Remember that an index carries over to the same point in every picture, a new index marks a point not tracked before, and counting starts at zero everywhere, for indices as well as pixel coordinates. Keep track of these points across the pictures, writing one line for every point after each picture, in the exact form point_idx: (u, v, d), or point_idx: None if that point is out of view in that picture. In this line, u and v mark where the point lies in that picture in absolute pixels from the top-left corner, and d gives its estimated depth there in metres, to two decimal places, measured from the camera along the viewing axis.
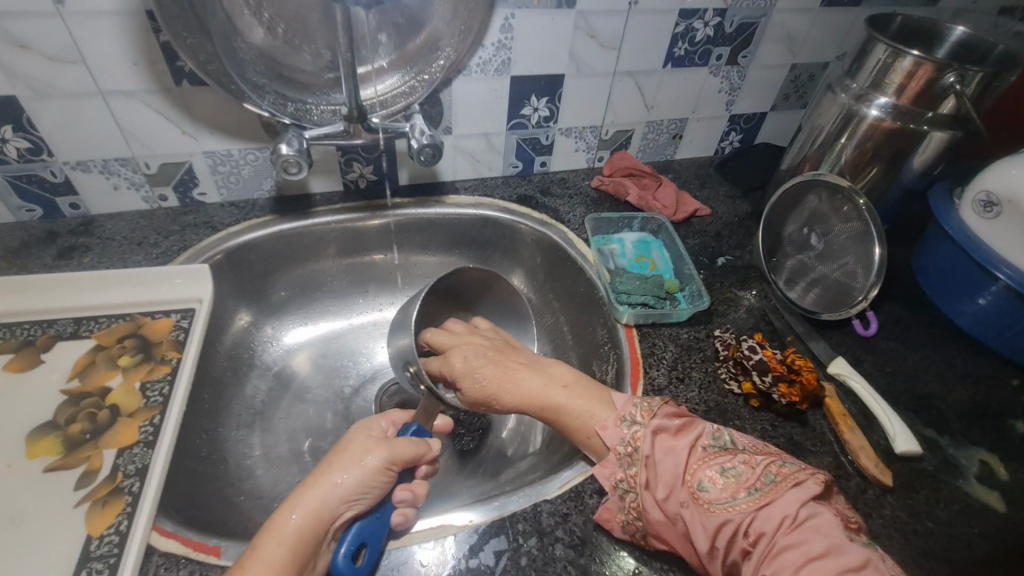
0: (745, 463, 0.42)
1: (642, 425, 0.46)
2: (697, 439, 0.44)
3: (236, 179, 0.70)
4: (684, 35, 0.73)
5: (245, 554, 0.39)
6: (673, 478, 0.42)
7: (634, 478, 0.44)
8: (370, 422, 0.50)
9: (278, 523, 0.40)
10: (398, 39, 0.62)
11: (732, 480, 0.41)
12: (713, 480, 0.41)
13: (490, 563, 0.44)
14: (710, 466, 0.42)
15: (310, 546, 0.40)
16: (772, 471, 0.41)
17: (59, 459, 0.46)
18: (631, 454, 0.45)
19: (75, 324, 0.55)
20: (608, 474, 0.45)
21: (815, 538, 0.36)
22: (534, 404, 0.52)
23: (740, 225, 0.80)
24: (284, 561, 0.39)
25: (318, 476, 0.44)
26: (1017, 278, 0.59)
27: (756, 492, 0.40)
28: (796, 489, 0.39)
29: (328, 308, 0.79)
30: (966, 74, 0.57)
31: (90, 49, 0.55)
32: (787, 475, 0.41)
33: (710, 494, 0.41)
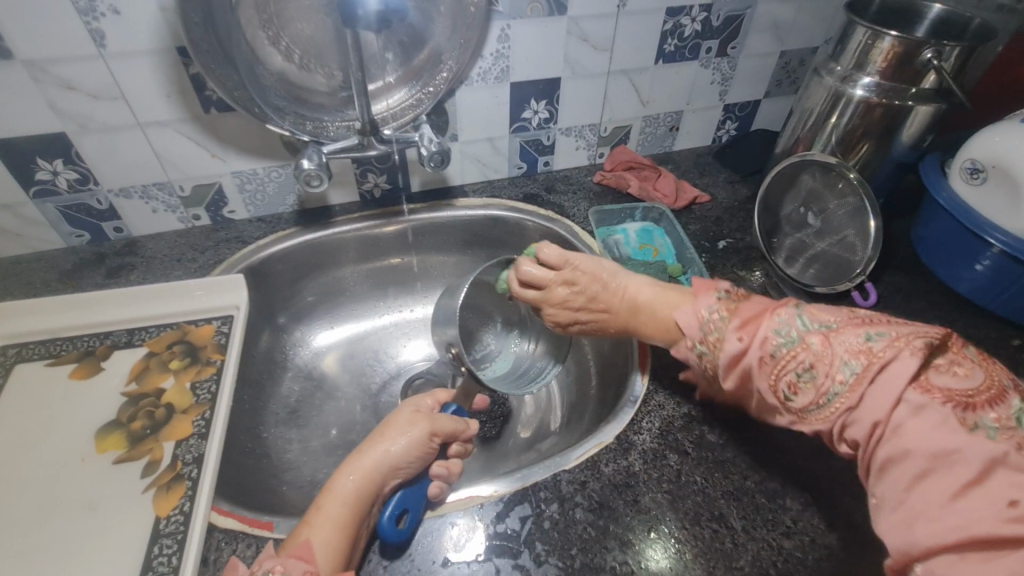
0: (820, 361, 0.41)
1: (706, 356, 0.46)
2: (765, 345, 0.43)
3: (262, 196, 0.76)
4: (673, 31, 0.77)
5: (310, 513, 0.44)
6: (759, 390, 0.44)
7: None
8: (418, 399, 0.56)
9: (337, 484, 0.46)
10: (403, 56, 0.67)
11: (810, 385, 0.41)
12: (793, 389, 0.42)
13: (516, 527, 0.48)
14: (785, 373, 0.42)
15: (364, 506, 0.45)
16: (853, 359, 0.39)
17: (125, 452, 0.51)
18: None
19: (129, 334, 0.61)
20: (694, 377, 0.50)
21: (921, 441, 0.35)
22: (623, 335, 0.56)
23: (740, 209, 0.84)
24: (344, 518, 0.43)
25: (374, 442, 0.49)
26: (1008, 242, 0.60)
27: (841, 395, 0.39)
28: (883, 379, 0.37)
29: (353, 312, 0.84)
30: (943, 49, 0.60)
31: (129, 86, 0.61)
32: (869, 361, 0.38)
33: (796, 406, 0.42)
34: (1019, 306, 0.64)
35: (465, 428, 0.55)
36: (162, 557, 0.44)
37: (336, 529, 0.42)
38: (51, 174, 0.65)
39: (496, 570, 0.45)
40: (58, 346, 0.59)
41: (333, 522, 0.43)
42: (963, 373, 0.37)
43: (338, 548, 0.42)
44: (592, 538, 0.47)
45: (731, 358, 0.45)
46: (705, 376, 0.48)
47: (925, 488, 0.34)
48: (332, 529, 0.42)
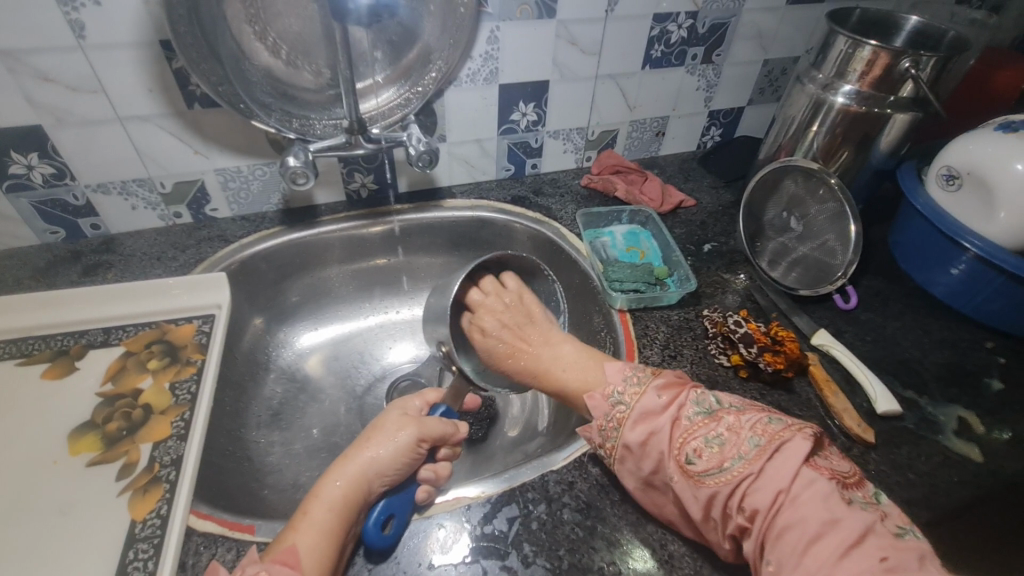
0: (730, 430, 0.44)
1: (628, 406, 0.48)
2: (681, 412, 0.47)
3: (246, 194, 0.75)
4: (660, 38, 0.78)
5: (296, 519, 0.43)
6: (660, 453, 0.45)
7: (610, 448, 0.48)
8: (405, 402, 0.56)
9: (324, 491, 0.45)
10: (392, 56, 0.66)
11: (716, 451, 0.43)
12: (698, 454, 0.43)
13: (503, 528, 0.47)
14: (694, 438, 0.44)
15: (351, 511, 0.45)
16: (756, 434, 0.43)
17: (100, 454, 0.49)
18: (613, 428, 0.48)
19: (105, 334, 0.59)
20: (591, 434, 0.49)
21: (815, 507, 0.38)
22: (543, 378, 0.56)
23: (725, 214, 0.85)
24: (331, 525, 0.43)
25: (360, 448, 0.49)
26: (983, 247, 0.62)
27: (742, 460, 0.42)
28: (781, 452, 0.41)
29: (337, 313, 0.82)
30: (920, 58, 0.61)
31: (109, 79, 0.60)
32: (771, 436, 0.42)
33: (697, 468, 0.43)
34: (993, 309, 0.66)
35: (454, 430, 0.54)
36: (137, 563, 0.42)
37: (323, 536, 0.42)
38: (25, 168, 0.63)
39: (483, 572, 0.44)
40: (30, 345, 0.57)
41: (320, 528, 0.42)
42: (837, 461, 0.42)
43: (326, 552, 0.41)
44: (580, 539, 0.47)
45: (649, 409, 0.47)
46: (608, 429, 0.48)
47: (819, 549, 0.36)
48: (318, 534, 0.42)
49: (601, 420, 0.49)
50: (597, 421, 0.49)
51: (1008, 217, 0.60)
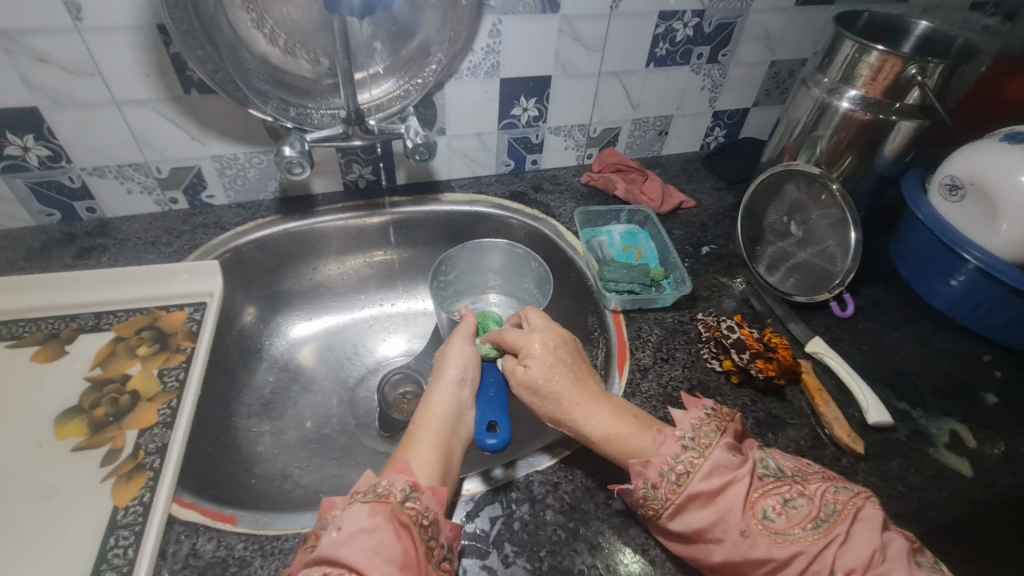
0: (804, 494, 0.41)
1: (700, 453, 0.44)
2: (753, 467, 0.43)
3: (243, 182, 0.74)
4: (665, 35, 0.77)
5: (405, 444, 0.50)
6: (732, 507, 0.41)
7: (671, 495, 0.43)
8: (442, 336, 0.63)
9: (422, 419, 0.52)
10: (392, 46, 0.66)
11: (796, 511, 0.40)
12: (777, 511, 0.41)
13: (485, 527, 0.47)
14: (770, 495, 0.42)
15: (451, 420, 0.53)
16: (831, 499, 0.41)
17: (85, 439, 0.49)
18: (682, 476, 0.43)
19: (96, 318, 0.59)
20: (644, 473, 0.44)
21: (899, 568, 0.36)
22: (602, 436, 0.49)
23: (725, 216, 0.84)
24: (437, 437, 0.51)
25: (439, 376, 0.57)
26: (983, 259, 0.61)
27: (823, 524, 0.39)
28: (860, 517, 0.39)
29: (332, 304, 0.82)
30: (927, 66, 0.60)
31: (106, 62, 0.59)
32: (846, 502, 0.40)
33: (776, 525, 0.40)
34: (991, 322, 0.65)
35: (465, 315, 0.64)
36: (118, 549, 0.42)
37: (434, 448, 0.49)
38: (21, 149, 0.62)
39: (464, 571, 0.44)
40: (21, 327, 0.57)
41: (431, 443, 0.50)
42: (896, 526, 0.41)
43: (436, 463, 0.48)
44: (562, 541, 0.47)
45: (721, 456, 0.43)
46: (677, 475, 0.43)
47: None
48: (430, 448, 0.49)
49: (668, 462, 0.44)
50: (664, 458, 0.44)
51: (1010, 230, 0.59)
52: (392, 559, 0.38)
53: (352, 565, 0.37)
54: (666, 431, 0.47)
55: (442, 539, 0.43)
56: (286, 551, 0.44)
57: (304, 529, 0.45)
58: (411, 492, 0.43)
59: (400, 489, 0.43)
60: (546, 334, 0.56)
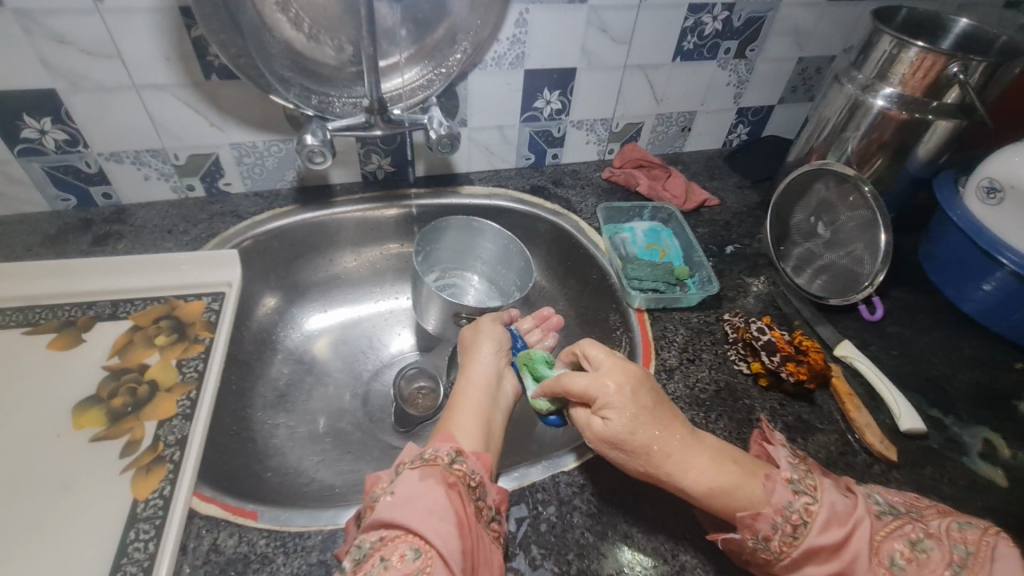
0: (929, 535, 0.40)
1: (810, 496, 0.42)
2: (868, 507, 0.42)
3: (260, 170, 0.73)
4: (693, 29, 0.75)
5: (446, 415, 0.53)
6: (855, 553, 0.40)
7: (784, 547, 0.41)
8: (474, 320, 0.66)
9: (461, 392, 0.55)
10: (417, 34, 0.64)
11: (925, 555, 0.39)
12: (905, 556, 0.39)
13: (511, 528, 0.46)
14: (894, 538, 0.41)
15: (489, 395, 0.55)
16: (959, 540, 0.40)
17: (104, 429, 0.48)
18: (796, 524, 0.41)
19: (113, 306, 0.58)
20: (753, 525, 0.42)
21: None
22: (702, 493, 0.44)
23: (749, 215, 0.82)
24: (477, 408, 0.53)
25: (474, 350, 0.60)
26: (1020, 263, 0.60)
27: (961, 569, 0.38)
28: (997, 558, 0.38)
29: (347, 296, 0.81)
30: (970, 64, 0.58)
31: (126, 45, 0.58)
32: (976, 541, 0.40)
33: (906, 572, 0.39)
34: None
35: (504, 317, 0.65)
36: (138, 543, 0.41)
37: (475, 417, 0.52)
38: (38, 132, 0.61)
39: None
40: (38, 314, 0.56)
41: (473, 413, 0.52)
42: None
43: (476, 430, 0.51)
44: (589, 544, 0.45)
45: (834, 500, 0.42)
46: (792, 524, 0.41)
47: None
48: (472, 417, 0.52)
49: (779, 510, 0.42)
50: (775, 509, 0.42)
51: None
52: (446, 518, 0.40)
53: (408, 527, 0.39)
54: (772, 475, 0.44)
55: (490, 501, 0.44)
56: (309, 548, 0.43)
57: (327, 526, 0.44)
58: (456, 456, 0.45)
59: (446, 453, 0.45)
60: (623, 377, 0.49)
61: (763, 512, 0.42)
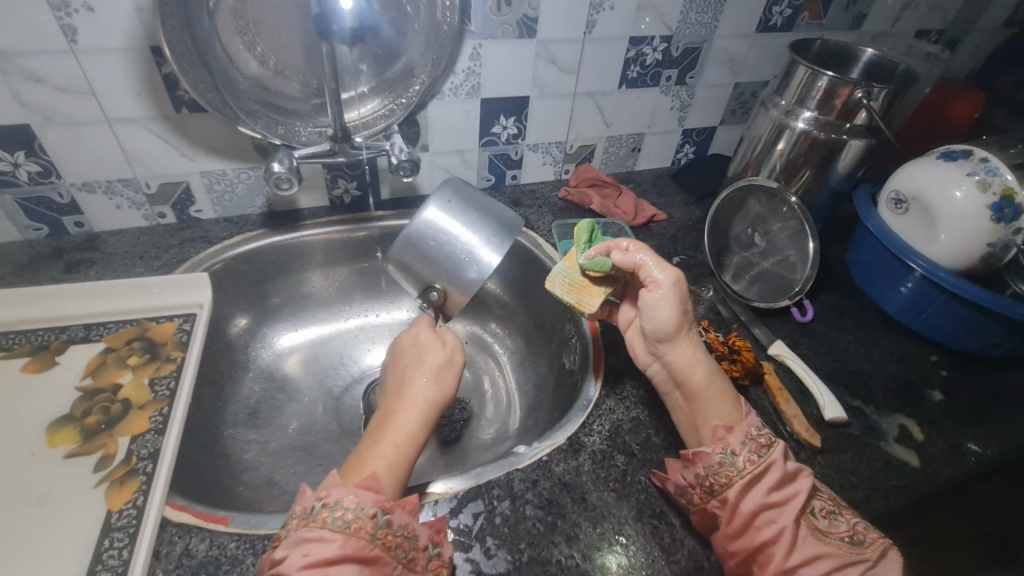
0: (846, 515, 0.48)
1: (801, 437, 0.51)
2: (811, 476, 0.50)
3: (231, 197, 0.77)
4: (635, 59, 0.82)
5: (359, 455, 0.47)
6: (795, 496, 0.47)
7: (749, 465, 0.49)
8: (419, 338, 0.58)
9: (385, 435, 0.49)
10: (377, 68, 0.69)
11: (837, 523, 0.47)
12: (822, 514, 0.47)
13: (468, 523, 0.50)
14: (819, 501, 0.48)
15: (412, 444, 0.49)
16: (865, 530, 0.47)
17: (78, 446, 0.51)
18: (766, 446, 0.50)
19: (86, 330, 0.60)
20: (726, 438, 0.50)
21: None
22: (686, 377, 0.56)
23: (694, 228, 0.89)
24: (395, 455, 0.48)
25: (412, 383, 0.54)
26: (925, 266, 0.66)
27: (856, 544, 0.46)
28: (885, 553, 0.46)
29: (318, 316, 0.84)
30: (871, 90, 0.66)
31: (99, 82, 0.61)
32: (875, 538, 0.47)
33: (817, 525, 0.47)
34: (936, 325, 0.71)
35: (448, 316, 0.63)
36: (112, 551, 0.44)
37: (388, 461, 0.47)
38: (11, 165, 0.64)
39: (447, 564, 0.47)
40: (11, 339, 0.58)
41: (388, 459, 0.47)
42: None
43: (390, 478, 0.46)
44: (541, 533, 0.49)
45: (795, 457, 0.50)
46: (760, 445, 0.50)
47: None
48: (384, 464, 0.46)
49: (749, 432, 0.51)
50: (750, 426, 0.52)
51: (948, 240, 0.65)
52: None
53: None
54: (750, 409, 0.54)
55: (423, 541, 0.44)
56: None
57: None
58: (381, 515, 0.42)
59: (370, 513, 0.42)
60: (674, 273, 0.57)
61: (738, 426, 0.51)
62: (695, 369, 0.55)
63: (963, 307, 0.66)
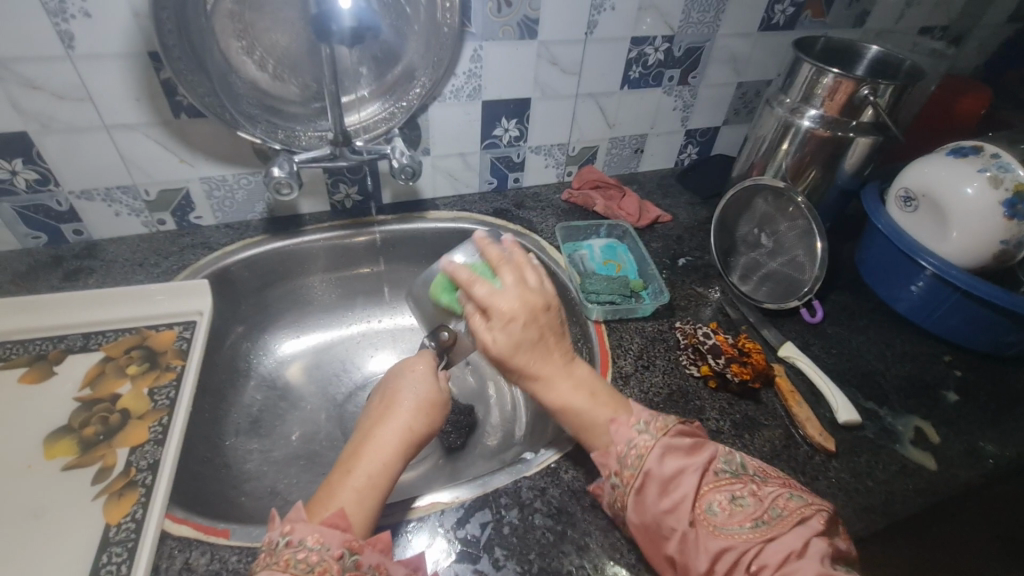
0: (755, 494, 0.42)
1: (653, 436, 0.46)
2: (711, 461, 0.45)
3: (231, 203, 0.76)
4: (638, 59, 0.81)
5: (332, 485, 0.45)
6: (681, 496, 0.43)
7: (629, 480, 0.45)
8: (413, 362, 0.56)
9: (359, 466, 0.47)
10: (377, 71, 0.68)
11: (741, 508, 0.41)
12: (721, 506, 0.42)
13: (476, 533, 0.48)
14: (720, 490, 0.43)
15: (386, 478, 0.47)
16: (780, 504, 0.41)
17: (75, 458, 0.50)
18: (635, 457, 0.45)
19: (84, 339, 0.59)
20: (607, 463, 0.47)
21: (811, 566, 0.37)
22: (556, 405, 0.49)
23: (700, 229, 0.88)
24: (367, 489, 0.45)
25: (395, 412, 0.52)
26: (937, 264, 0.65)
27: (762, 525, 0.40)
28: (802, 524, 0.40)
29: (319, 322, 0.83)
30: (879, 86, 0.65)
31: (96, 88, 0.61)
32: (793, 509, 0.41)
33: (716, 518, 0.41)
34: (949, 324, 0.69)
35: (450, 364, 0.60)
36: (110, 566, 0.43)
37: (361, 495, 0.45)
38: (9, 173, 0.63)
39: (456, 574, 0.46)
40: (8, 349, 0.58)
41: (360, 493, 0.45)
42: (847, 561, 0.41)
43: (360, 515, 0.44)
44: (551, 543, 0.48)
45: (671, 444, 0.45)
46: (629, 457, 0.45)
47: None
48: (355, 497, 0.45)
49: (635, 432, 0.46)
50: (620, 445, 0.46)
51: (960, 237, 0.64)
52: None
53: None
54: (623, 416, 0.48)
55: None
56: None
57: None
58: (348, 557, 0.40)
59: (337, 554, 0.39)
60: (518, 290, 0.47)
61: (621, 420, 0.47)
62: (568, 391, 0.49)
63: (977, 306, 0.65)
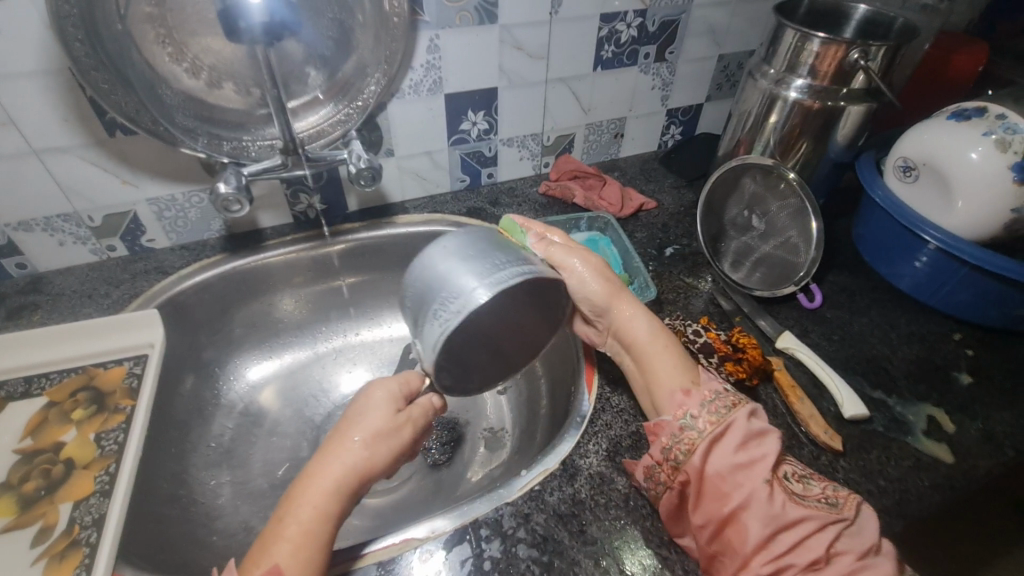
0: (818, 479, 0.44)
1: (734, 406, 0.46)
2: (777, 443, 0.46)
3: (184, 223, 0.71)
4: (609, 38, 0.76)
5: (267, 532, 0.42)
6: (763, 460, 0.43)
7: (709, 427, 0.45)
8: (381, 382, 0.51)
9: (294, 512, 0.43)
10: (327, 72, 0.63)
11: (810, 486, 0.43)
12: (795, 478, 0.43)
13: (454, 571, 0.44)
14: (791, 466, 0.44)
15: (323, 525, 0.42)
16: (838, 491, 0.43)
17: (14, 519, 0.46)
18: (722, 408, 0.46)
19: (27, 383, 0.55)
20: (683, 404, 0.47)
21: (885, 563, 0.39)
22: (630, 340, 0.54)
23: (686, 215, 0.83)
24: (301, 541, 0.41)
25: (344, 447, 0.46)
26: (942, 238, 0.60)
27: (832, 504, 0.42)
28: (865, 513, 0.42)
29: (291, 341, 0.79)
30: (869, 49, 0.59)
31: (18, 112, 0.56)
32: (848, 497, 0.43)
33: (793, 487, 0.42)
34: (957, 300, 0.65)
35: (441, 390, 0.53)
36: None
37: (290, 548, 0.40)
38: None
39: None
40: None
41: (292, 545, 0.41)
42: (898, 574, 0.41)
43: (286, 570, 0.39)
44: None
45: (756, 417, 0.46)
46: (717, 408, 0.46)
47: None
48: (286, 549, 0.40)
49: (707, 395, 0.47)
50: (703, 397, 0.47)
51: (965, 207, 0.59)
52: None
53: None
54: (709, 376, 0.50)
55: None
56: None
57: None
58: None
59: None
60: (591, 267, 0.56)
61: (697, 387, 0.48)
62: (641, 332, 0.54)
63: (988, 280, 0.60)
